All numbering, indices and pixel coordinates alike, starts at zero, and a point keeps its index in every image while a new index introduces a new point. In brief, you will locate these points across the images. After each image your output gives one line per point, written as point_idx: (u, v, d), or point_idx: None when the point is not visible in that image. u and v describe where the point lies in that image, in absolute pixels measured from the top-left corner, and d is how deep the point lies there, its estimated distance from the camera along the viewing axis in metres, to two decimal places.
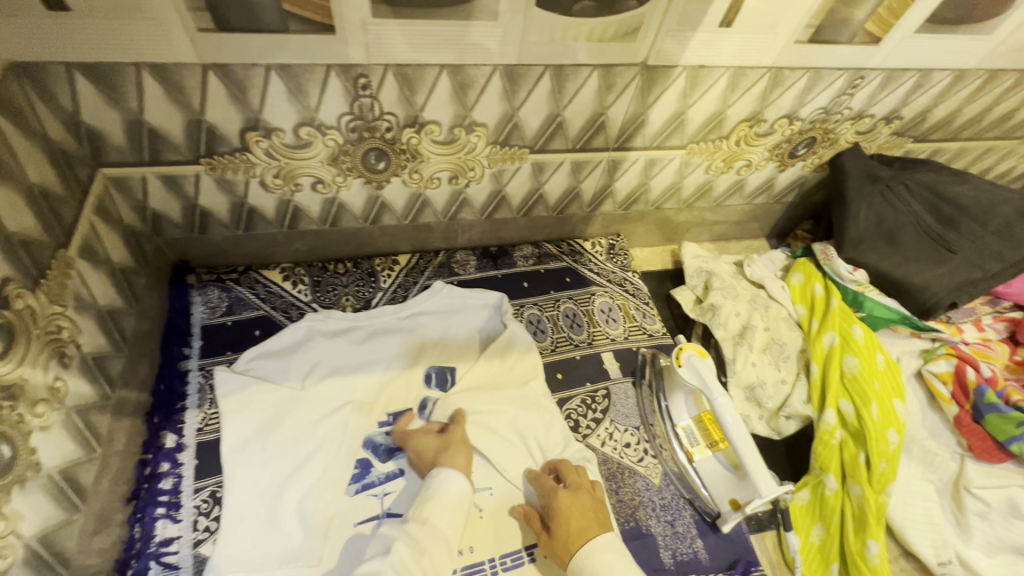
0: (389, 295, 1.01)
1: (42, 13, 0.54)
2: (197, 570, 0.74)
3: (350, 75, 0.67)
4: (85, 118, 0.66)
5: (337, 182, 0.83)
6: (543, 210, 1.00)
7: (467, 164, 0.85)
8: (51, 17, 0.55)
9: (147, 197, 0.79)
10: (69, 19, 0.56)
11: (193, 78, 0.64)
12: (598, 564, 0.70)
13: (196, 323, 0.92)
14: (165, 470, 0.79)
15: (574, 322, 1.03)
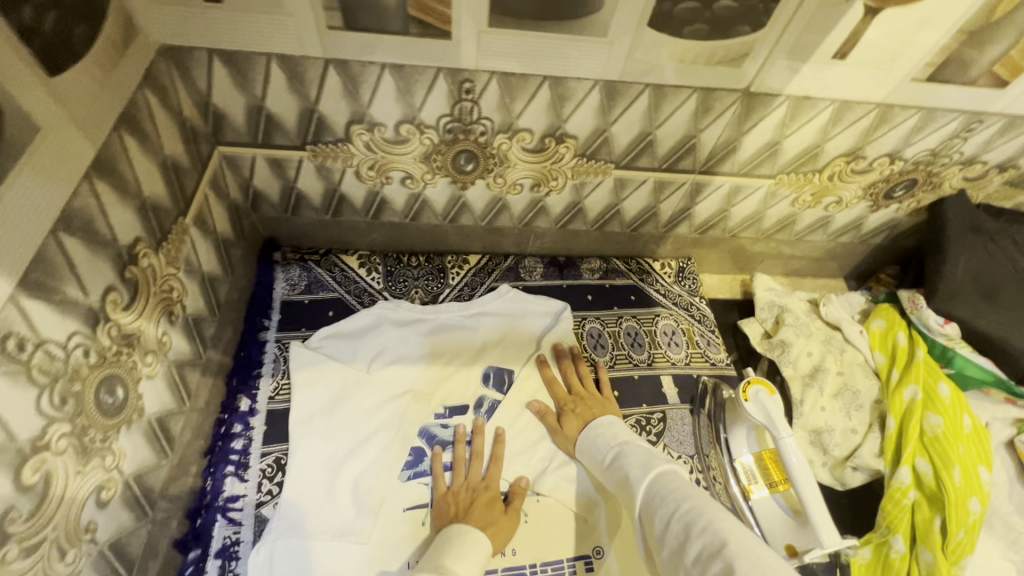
0: (455, 293, 1.04)
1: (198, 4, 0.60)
2: (257, 529, 0.78)
3: (457, 79, 0.70)
4: (214, 99, 0.71)
5: (425, 179, 0.86)
6: (617, 226, 1.00)
7: (551, 173, 0.86)
8: (204, 8, 0.60)
9: (253, 176, 0.84)
10: (219, 11, 0.61)
11: (314, 71, 0.68)
12: (590, 433, 0.83)
13: (277, 297, 0.98)
14: (238, 431, 0.85)
15: (636, 341, 1.02)
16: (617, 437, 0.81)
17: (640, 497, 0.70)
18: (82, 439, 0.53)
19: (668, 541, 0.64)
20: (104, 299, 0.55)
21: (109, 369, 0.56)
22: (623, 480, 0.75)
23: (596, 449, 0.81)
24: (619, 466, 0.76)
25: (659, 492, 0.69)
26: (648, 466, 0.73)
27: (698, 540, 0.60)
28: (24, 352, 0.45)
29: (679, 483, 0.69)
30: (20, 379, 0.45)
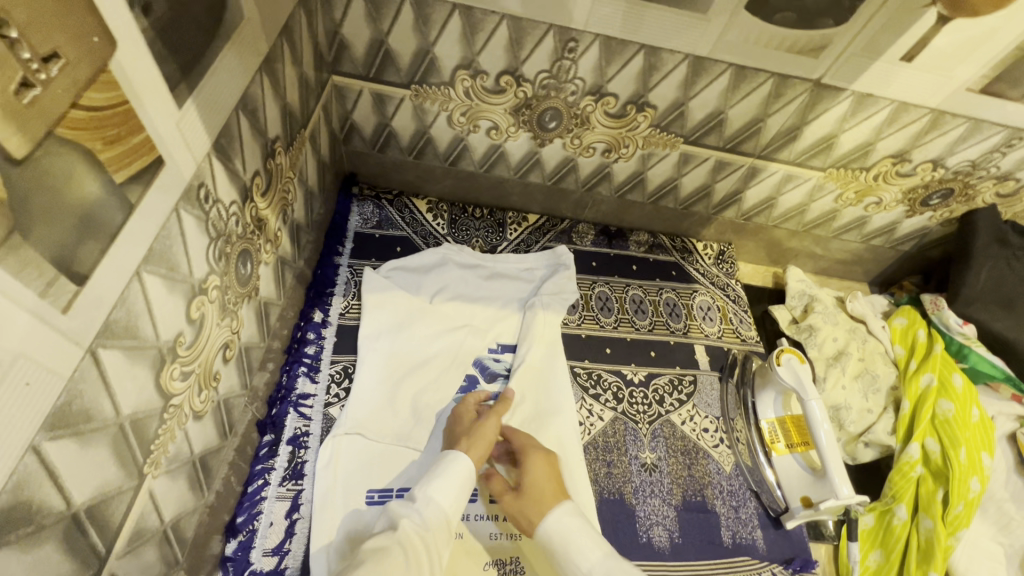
0: (512, 247, 1.11)
1: None
2: (324, 426, 0.85)
3: (564, 38, 0.78)
4: (343, 30, 0.80)
5: (509, 131, 0.94)
6: (671, 202, 1.08)
7: (624, 140, 0.94)
8: None
9: (355, 108, 0.93)
10: None
11: (441, 13, 0.76)
12: (568, 526, 0.66)
13: (351, 228, 1.06)
14: (312, 338, 0.92)
15: (674, 311, 1.10)
16: (593, 555, 0.64)
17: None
18: (224, 298, 0.60)
19: None
20: (253, 181, 0.63)
21: (246, 244, 0.64)
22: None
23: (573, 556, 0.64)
24: None
25: None
26: None
27: None
28: (207, 203, 0.53)
29: None
30: (202, 225, 0.53)
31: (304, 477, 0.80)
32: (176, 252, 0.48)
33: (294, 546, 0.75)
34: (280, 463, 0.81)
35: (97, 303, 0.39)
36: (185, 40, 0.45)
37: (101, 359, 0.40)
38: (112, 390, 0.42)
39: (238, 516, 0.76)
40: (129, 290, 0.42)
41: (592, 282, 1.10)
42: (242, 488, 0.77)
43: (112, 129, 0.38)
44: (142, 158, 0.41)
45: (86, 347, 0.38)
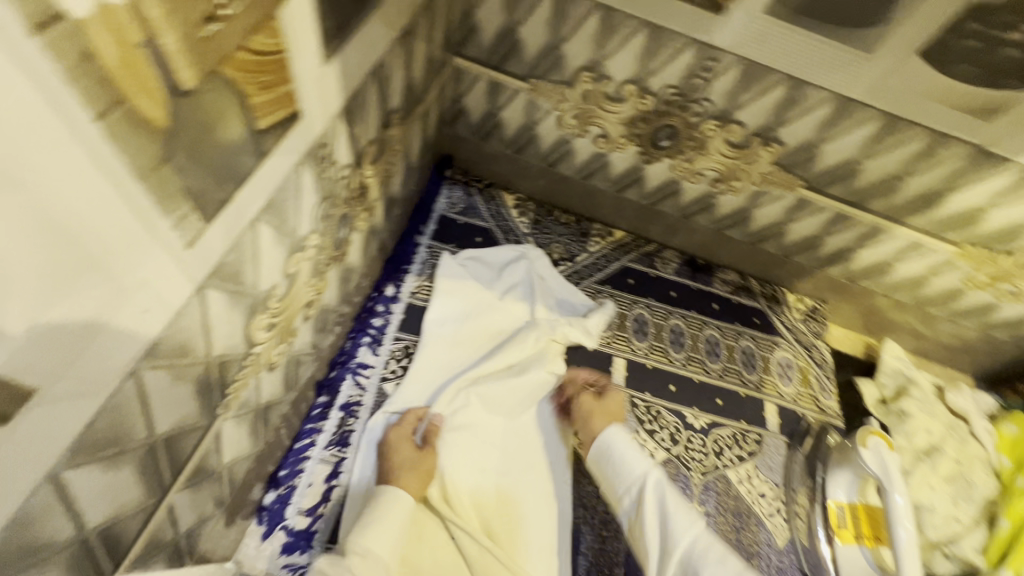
0: (592, 260, 1.07)
1: None
2: (377, 400, 0.85)
3: (703, 55, 0.73)
4: (476, 13, 0.78)
5: (619, 142, 0.90)
6: (772, 245, 1.01)
7: (738, 172, 0.88)
8: None
9: (468, 92, 0.92)
10: None
11: (579, 10, 0.73)
12: (626, 441, 0.75)
13: (437, 209, 1.05)
14: (380, 310, 0.93)
15: (749, 361, 1.03)
16: (641, 465, 0.72)
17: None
18: (318, 258, 0.61)
19: None
20: (366, 149, 0.63)
21: (347, 209, 0.64)
22: (665, 524, 0.66)
23: (627, 466, 0.72)
24: (659, 492, 0.68)
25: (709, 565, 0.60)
26: (690, 514, 0.65)
27: None
28: (325, 162, 0.53)
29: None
30: (316, 184, 0.53)
31: (349, 446, 0.81)
32: (290, 206, 0.48)
33: (327, 512, 0.76)
34: (329, 427, 0.82)
35: (217, 243, 0.39)
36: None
37: (208, 299, 0.41)
38: (209, 330, 0.42)
39: (281, 470, 0.77)
40: (244, 236, 0.42)
41: (668, 313, 1.05)
42: (290, 443, 0.78)
43: (267, 76, 0.37)
44: (283, 109, 0.41)
45: (197, 285, 0.39)
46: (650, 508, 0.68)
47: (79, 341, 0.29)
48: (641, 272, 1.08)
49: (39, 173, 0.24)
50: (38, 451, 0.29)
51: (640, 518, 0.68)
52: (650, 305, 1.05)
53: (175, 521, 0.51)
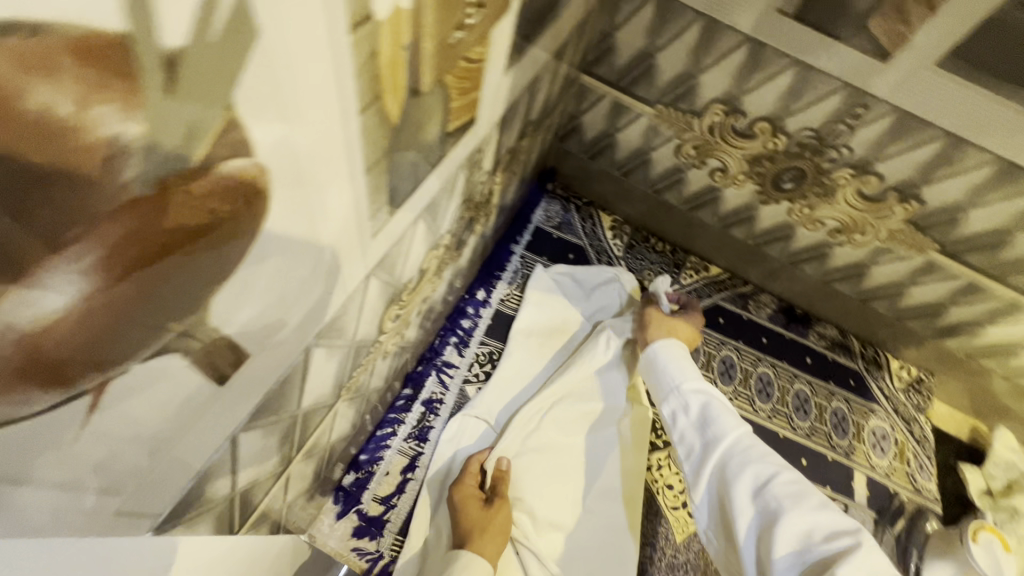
0: (683, 292, 1.04)
1: None
2: (457, 401, 0.86)
3: (853, 101, 0.69)
4: (615, 35, 0.78)
5: (737, 178, 0.88)
6: (884, 305, 0.95)
7: (864, 225, 0.83)
8: None
9: (589, 110, 0.92)
10: None
11: (726, 42, 0.71)
12: (677, 352, 0.69)
13: (534, 221, 1.06)
14: (470, 312, 0.93)
15: (840, 425, 0.97)
16: (690, 372, 0.65)
17: (778, 505, 0.49)
18: (443, 257, 0.62)
19: (755, 513, 0.50)
20: (502, 157, 0.64)
21: (474, 213, 0.65)
22: (703, 428, 0.58)
23: (667, 375, 0.65)
24: (701, 395, 0.61)
25: (747, 452, 0.53)
26: (735, 414, 0.57)
27: (795, 512, 0.48)
28: (475, 167, 0.54)
29: (777, 468, 0.51)
30: (463, 188, 0.54)
31: (427, 441, 0.82)
32: (442, 207, 0.50)
33: (400, 503, 0.77)
34: (410, 420, 0.83)
35: (390, 235, 0.40)
36: (528, 10, 0.44)
37: (369, 286, 0.42)
38: (360, 317, 0.44)
39: (362, 454, 0.79)
40: (406, 232, 0.44)
41: (757, 359, 1.00)
42: (373, 429, 0.80)
43: (467, 84, 0.38)
44: (467, 114, 0.42)
45: (367, 273, 0.40)
46: (686, 419, 0.60)
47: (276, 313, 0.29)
48: (733, 312, 1.04)
49: (303, 137, 0.23)
50: (230, 412, 0.31)
51: (676, 427, 0.61)
52: (739, 348, 1.01)
53: (283, 488, 0.54)
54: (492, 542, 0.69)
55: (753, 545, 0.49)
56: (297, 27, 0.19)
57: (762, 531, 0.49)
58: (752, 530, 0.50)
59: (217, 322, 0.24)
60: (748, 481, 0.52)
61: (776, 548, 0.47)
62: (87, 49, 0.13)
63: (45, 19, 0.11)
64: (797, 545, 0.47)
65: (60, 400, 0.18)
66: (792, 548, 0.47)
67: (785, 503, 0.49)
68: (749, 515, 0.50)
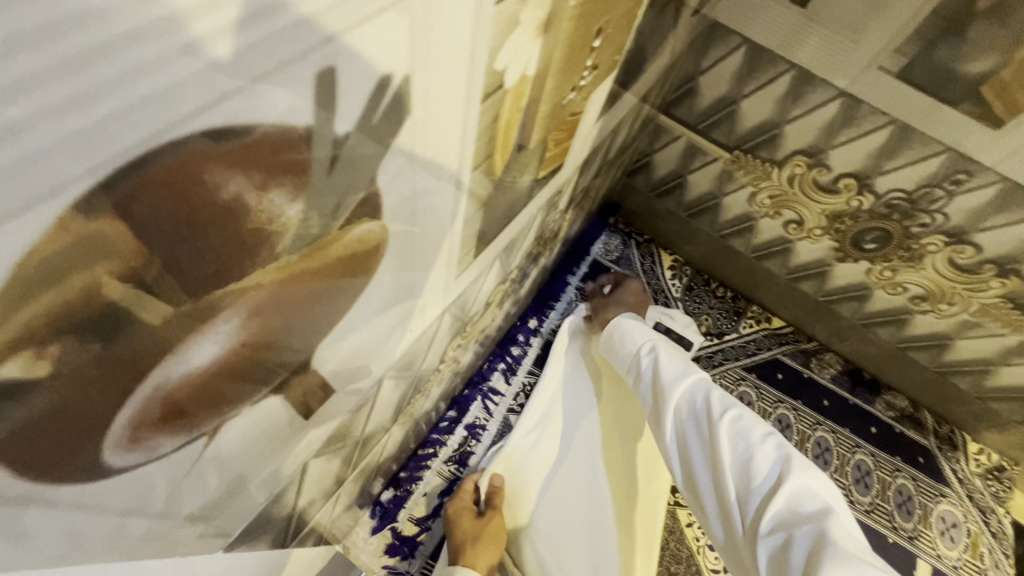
0: (741, 342, 1.01)
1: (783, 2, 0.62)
2: (500, 430, 0.85)
3: (954, 167, 0.64)
4: (698, 79, 0.76)
5: (812, 232, 0.84)
6: (967, 382, 0.88)
7: (952, 295, 0.78)
8: (785, 7, 0.62)
9: (662, 149, 0.91)
10: (793, 14, 0.62)
11: (818, 96, 0.67)
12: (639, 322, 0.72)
13: (592, 253, 1.04)
14: (520, 340, 0.92)
15: (905, 505, 0.90)
16: (646, 334, 0.68)
17: (721, 428, 0.51)
18: (509, 289, 0.63)
19: (702, 453, 0.53)
20: (577, 195, 0.64)
21: (542, 247, 0.66)
22: (657, 381, 0.61)
23: (631, 340, 0.69)
24: (654, 353, 0.64)
25: (690, 397, 0.56)
26: (684, 365, 0.60)
27: (730, 442, 0.50)
28: (552, 206, 0.54)
29: (712, 402, 0.54)
30: (539, 225, 0.54)
31: (467, 467, 0.82)
32: (518, 245, 0.50)
33: (436, 526, 0.78)
34: (452, 442, 0.83)
35: (471, 275, 0.41)
36: (626, 61, 0.44)
37: (443, 321, 0.42)
38: (430, 349, 0.45)
39: (402, 471, 0.79)
40: (484, 270, 0.44)
41: (817, 423, 0.95)
42: (416, 448, 0.80)
43: (564, 135, 0.37)
44: (557, 161, 0.41)
45: (444, 311, 0.41)
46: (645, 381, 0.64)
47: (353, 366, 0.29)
48: (793, 370, 0.99)
49: (429, 170, 0.22)
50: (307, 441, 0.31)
51: (642, 390, 0.64)
52: (797, 409, 0.96)
53: (332, 500, 0.55)
54: (488, 555, 0.70)
55: (707, 473, 0.52)
56: (448, 67, 0.18)
57: (712, 459, 0.51)
58: (705, 459, 0.52)
59: (317, 365, 0.25)
60: (697, 415, 0.54)
61: (725, 469, 0.49)
62: (276, 145, 0.13)
63: (249, 125, 0.12)
64: (741, 465, 0.49)
65: (183, 442, 0.19)
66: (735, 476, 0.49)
67: (729, 427, 0.51)
68: (702, 447, 0.52)
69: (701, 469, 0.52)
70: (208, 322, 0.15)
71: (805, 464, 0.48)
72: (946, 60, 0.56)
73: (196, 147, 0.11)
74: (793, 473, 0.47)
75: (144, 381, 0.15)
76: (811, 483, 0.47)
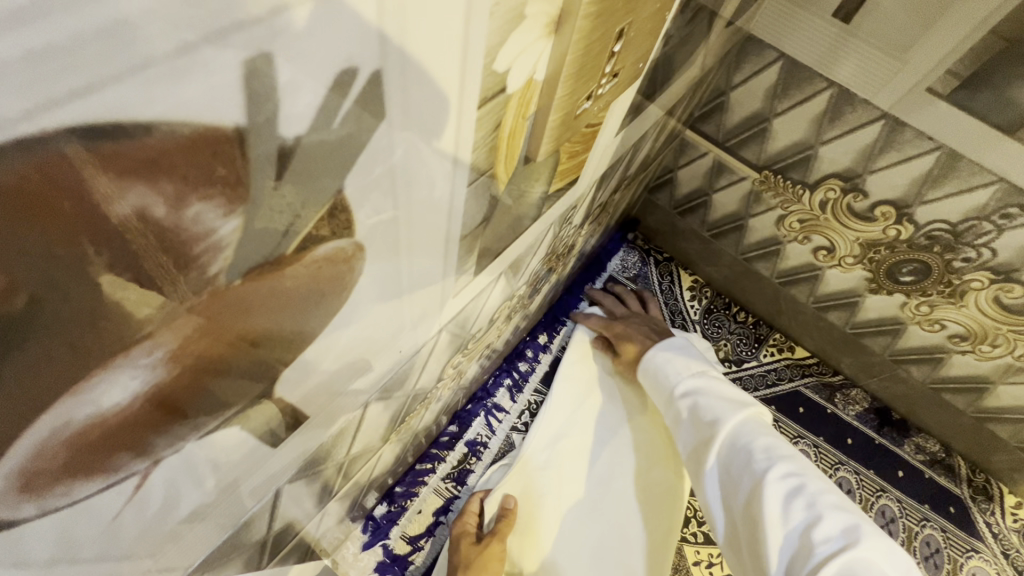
0: (761, 371, 0.96)
1: (825, 16, 0.58)
2: (502, 448, 0.82)
3: (1005, 200, 0.59)
4: (729, 94, 0.72)
5: (843, 260, 0.79)
6: (1006, 430, 0.82)
7: (995, 335, 0.72)
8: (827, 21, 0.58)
9: (687, 165, 0.87)
10: (836, 29, 0.58)
11: (858, 117, 0.63)
12: (675, 346, 0.67)
13: (609, 269, 1.01)
14: (528, 356, 0.89)
15: (932, 558, 0.84)
16: (688, 366, 0.64)
17: (768, 486, 0.47)
18: (517, 303, 0.60)
19: (744, 507, 0.49)
20: (593, 210, 0.60)
21: (554, 263, 0.62)
22: (700, 421, 0.57)
23: (668, 372, 0.64)
24: (697, 391, 0.60)
25: (738, 444, 0.52)
26: (734, 406, 0.55)
27: (783, 502, 0.47)
28: (566, 221, 0.51)
29: (764, 453, 0.50)
30: (551, 240, 0.51)
31: (465, 485, 0.79)
32: (526, 262, 0.47)
33: (428, 546, 0.75)
34: (451, 459, 0.80)
35: (470, 293, 0.38)
36: (651, 71, 0.41)
37: (440, 339, 0.39)
38: (425, 368, 0.42)
39: (398, 486, 0.76)
40: (488, 288, 0.41)
41: (839, 464, 0.90)
42: (413, 463, 0.77)
43: (579, 147, 0.34)
44: (571, 174, 0.38)
45: (441, 330, 0.38)
46: (686, 417, 0.59)
47: (331, 394, 0.27)
48: (816, 404, 0.94)
49: (416, 183, 0.19)
50: (276, 469, 0.29)
51: (680, 430, 0.60)
52: (818, 447, 0.91)
53: (319, 517, 0.52)
54: None
55: (749, 535, 0.48)
56: (433, 62, 0.15)
57: (753, 520, 0.47)
58: (749, 519, 0.48)
59: (283, 394, 0.22)
60: (740, 469, 0.51)
61: (768, 535, 0.46)
62: (192, 146, 0.11)
63: (143, 122, 0.09)
64: (790, 530, 0.45)
65: (107, 484, 0.16)
66: (781, 538, 0.45)
67: (775, 485, 0.47)
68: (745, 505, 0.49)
69: (743, 529, 0.49)
70: (119, 356, 0.13)
71: (865, 536, 0.43)
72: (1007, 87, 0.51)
73: (62, 146, 0.09)
74: (858, 547, 0.42)
75: (31, 427, 0.12)
76: (870, 556, 0.42)
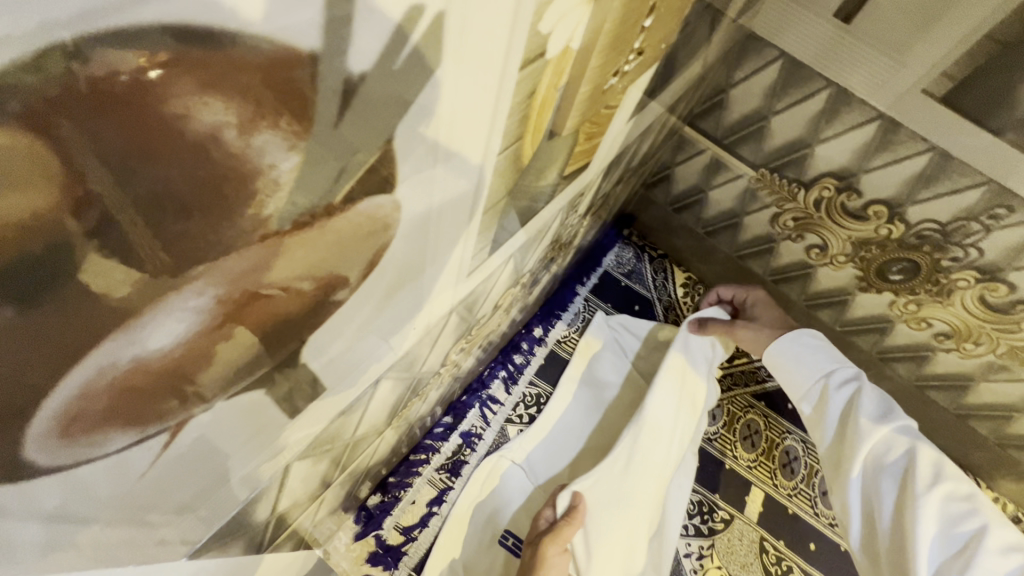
0: None
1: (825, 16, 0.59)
2: (496, 440, 0.82)
3: (993, 201, 0.61)
4: (729, 92, 0.73)
5: (836, 258, 0.81)
6: (986, 426, 0.85)
7: (978, 333, 0.74)
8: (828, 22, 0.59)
9: (685, 162, 0.88)
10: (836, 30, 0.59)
11: (854, 116, 0.64)
12: (814, 339, 0.64)
13: (604, 264, 1.01)
14: (523, 348, 0.89)
15: None
16: (830, 366, 0.62)
17: (928, 507, 0.51)
18: (519, 292, 0.60)
19: (897, 519, 0.53)
20: (596, 200, 0.60)
21: (556, 253, 0.62)
22: (850, 428, 0.58)
23: (804, 368, 0.63)
24: (844, 397, 0.59)
25: (899, 464, 0.54)
26: (895, 420, 0.56)
27: (947, 526, 0.50)
28: (572, 208, 0.51)
29: (932, 480, 0.52)
30: (556, 227, 0.51)
31: (459, 476, 0.78)
32: (533, 247, 0.47)
33: (422, 536, 0.74)
34: (446, 450, 0.79)
35: (482, 274, 0.38)
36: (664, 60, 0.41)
37: (448, 321, 0.39)
38: (431, 351, 0.41)
39: (391, 476, 0.75)
40: (496, 271, 0.41)
41: None
42: (408, 453, 0.76)
43: (596, 129, 0.34)
44: (584, 158, 0.38)
45: (452, 310, 0.38)
46: (831, 418, 0.60)
47: (348, 366, 0.27)
48: None
49: (456, 146, 0.19)
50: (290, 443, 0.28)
51: (819, 428, 0.61)
52: None
53: (316, 504, 0.51)
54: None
55: (897, 543, 0.53)
56: (490, 17, 0.15)
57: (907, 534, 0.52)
58: (895, 526, 0.53)
59: (307, 360, 0.22)
60: (899, 486, 0.53)
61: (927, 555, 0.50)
62: (268, 69, 0.10)
63: (227, 33, 0.09)
64: (953, 552, 0.49)
65: (138, 439, 0.16)
66: (939, 554, 0.50)
67: (938, 510, 0.51)
68: (894, 514, 0.53)
69: (887, 533, 0.54)
70: (169, 295, 0.12)
71: None
72: (999, 93, 0.53)
73: (154, 47, 0.08)
74: None
75: (78, 362, 0.12)
76: None
